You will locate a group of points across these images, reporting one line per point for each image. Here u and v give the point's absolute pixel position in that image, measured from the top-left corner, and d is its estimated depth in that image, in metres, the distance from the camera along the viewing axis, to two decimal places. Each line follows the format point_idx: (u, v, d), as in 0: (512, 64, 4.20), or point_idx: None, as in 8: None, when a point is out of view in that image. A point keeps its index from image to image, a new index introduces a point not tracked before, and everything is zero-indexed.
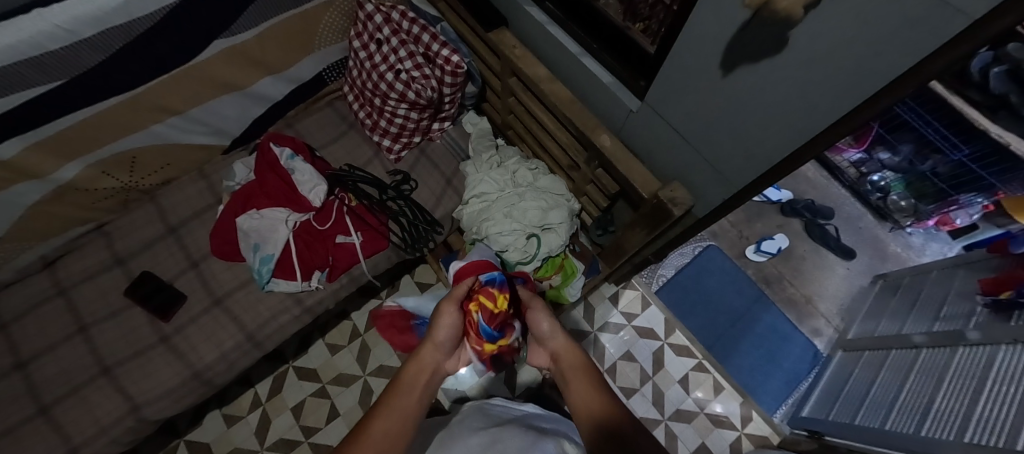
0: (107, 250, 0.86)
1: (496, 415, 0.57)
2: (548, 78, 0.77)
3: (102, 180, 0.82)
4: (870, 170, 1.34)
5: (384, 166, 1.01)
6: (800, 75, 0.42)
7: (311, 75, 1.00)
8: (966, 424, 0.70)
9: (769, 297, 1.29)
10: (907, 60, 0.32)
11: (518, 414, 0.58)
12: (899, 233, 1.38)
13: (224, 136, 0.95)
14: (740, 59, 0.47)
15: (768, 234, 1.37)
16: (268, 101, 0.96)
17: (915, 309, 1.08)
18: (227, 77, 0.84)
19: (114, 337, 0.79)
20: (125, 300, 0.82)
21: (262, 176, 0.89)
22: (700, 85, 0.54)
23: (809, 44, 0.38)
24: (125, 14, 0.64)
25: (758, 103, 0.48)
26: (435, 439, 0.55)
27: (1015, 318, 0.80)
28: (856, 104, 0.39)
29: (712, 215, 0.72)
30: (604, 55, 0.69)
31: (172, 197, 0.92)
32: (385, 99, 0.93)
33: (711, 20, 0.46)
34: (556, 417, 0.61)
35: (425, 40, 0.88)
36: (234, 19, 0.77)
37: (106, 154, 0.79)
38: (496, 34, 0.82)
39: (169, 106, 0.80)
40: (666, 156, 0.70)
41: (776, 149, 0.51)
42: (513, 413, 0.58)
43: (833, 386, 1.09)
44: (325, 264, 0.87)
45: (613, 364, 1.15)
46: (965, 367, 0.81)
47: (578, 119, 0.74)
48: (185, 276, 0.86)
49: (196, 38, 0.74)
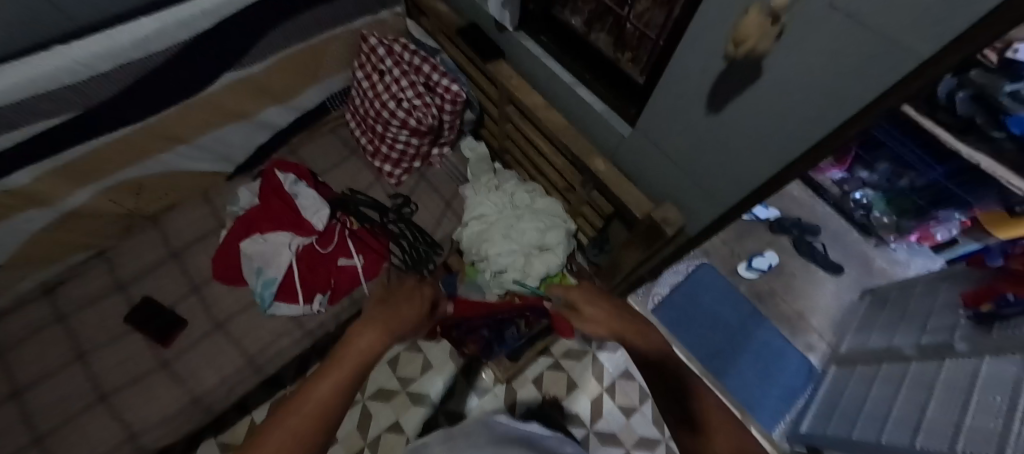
0: (107, 276, 0.87)
1: (501, 432, 0.57)
2: (543, 106, 0.82)
3: (107, 206, 0.83)
4: (852, 188, 1.41)
5: (385, 191, 1.02)
6: (776, 106, 0.45)
7: (315, 104, 1.03)
8: (956, 434, 0.72)
9: (763, 314, 1.32)
10: (870, 93, 0.36)
11: (522, 431, 0.59)
12: (884, 248, 1.43)
13: (228, 162, 0.97)
14: (723, 90, 0.50)
15: (759, 252, 1.41)
16: (272, 128, 0.99)
17: (903, 323, 1.11)
18: (233, 107, 0.87)
19: (112, 364, 0.79)
20: (125, 326, 0.82)
21: (266, 201, 0.91)
22: (686, 113, 0.58)
23: (781, 78, 0.42)
24: (141, 49, 0.67)
25: (740, 131, 0.52)
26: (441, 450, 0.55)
27: (997, 329, 0.83)
28: (828, 131, 0.43)
29: (703, 234, 0.75)
30: (596, 85, 0.73)
31: (175, 223, 0.94)
32: (387, 126, 0.97)
33: (695, 56, 0.51)
34: (562, 438, 0.61)
35: (426, 71, 0.94)
36: (244, 52, 0.81)
37: (115, 182, 0.81)
38: (493, 65, 0.86)
39: (178, 135, 0.83)
40: (657, 179, 0.73)
41: (760, 172, 0.54)
42: (516, 430, 0.59)
43: (829, 401, 1.11)
44: (327, 287, 0.88)
45: (611, 383, 1.13)
46: (952, 378, 0.84)
47: (573, 144, 0.77)
48: (186, 301, 0.86)
49: (207, 70, 0.77)
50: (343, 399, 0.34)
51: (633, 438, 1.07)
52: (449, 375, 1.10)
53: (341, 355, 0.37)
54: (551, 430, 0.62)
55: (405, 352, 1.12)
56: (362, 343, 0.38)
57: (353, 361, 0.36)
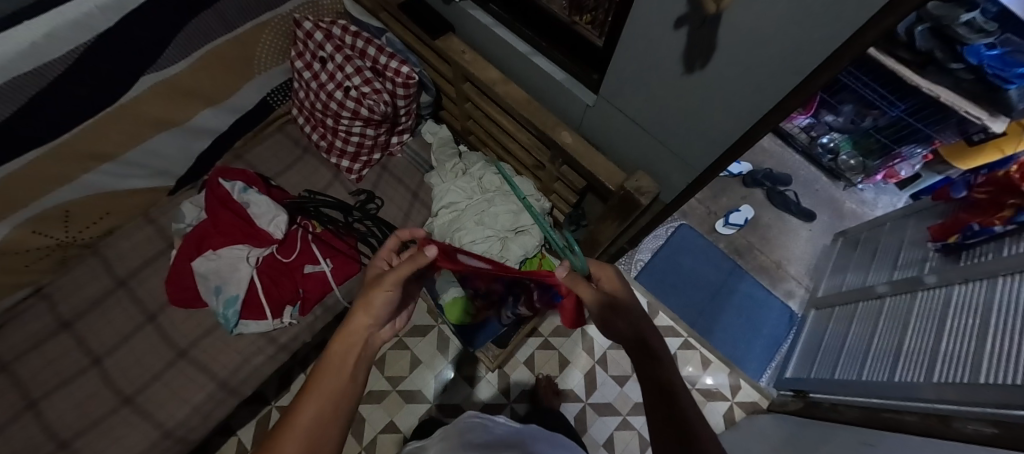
0: (49, 314, 0.79)
1: (498, 435, 0.56)
2: (502, 80, 0.76)
3: (34, 239, 0.75)
4: (819, 133, 1.43)
5: (346, 188, 0.97)
6: (743, 59, 0.42)
7: (255, 102, 0.95)
8: (933, 363, 0.74)
9: (743, 268, 1.34)
10: (841, 36, 0.33)
11: (519, 432, 0.58)
12: (852, 190, 1.48)
13: (166, 176, 0.89)
14: (685, 47, 0.47)
15: (734, 207, 1.42)
16: (211, 134, 0.90)
17: (875, 261, 1.14)
18: (161, 114, 0.79)
19: (68, 409, 0.73)
20: (77, 367, 0.76)
21: (213, 214, 0.84)
22: (649, 74, 0.55)
23: (744, 28, 0.39)
24: (32, 59, 0.57)
25: (707, 89, 0.49)
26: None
27: (964, 259, 0.85)
28: (799, 80, 0.40)
29: (678, 199, 0.73)
30: (554, 52, 0.68)
31: (117, 248, 0.86)
32: (338, 119, 0.90)
33: (650, 11, 0.47)
34: (557, 439, 0.60)
35: (371, 53, 0.86)
36: (159, 53, 0.72)
37: (34, 212, 0.72)
38: (443, 41, 0.79)
39: (99, 152, 0.74)
40: (626, 147, 0.70)
41: (731, 130, 0.52)
42: (512, 431, 0.58)
43: (811, 344, 1.14)
44: (296, 297, 0.83)
45: (603, 354, 1.13)
46: (925, 309, 0.87)
47: (536, 119, 0.73)
48: (142, 331, 0.80)
49: (118, 78, 0.68)
50: (322, 440, 0.31)
51: (629, 405, 1.08)
52: (439, 368, 1.08)
53: (305, 397, 0.34)
54: (547, 432, 0.61)
55: (392, 351, 1.09)
56: (330, 380, 0.36)
57: (321, 393, 0.34)
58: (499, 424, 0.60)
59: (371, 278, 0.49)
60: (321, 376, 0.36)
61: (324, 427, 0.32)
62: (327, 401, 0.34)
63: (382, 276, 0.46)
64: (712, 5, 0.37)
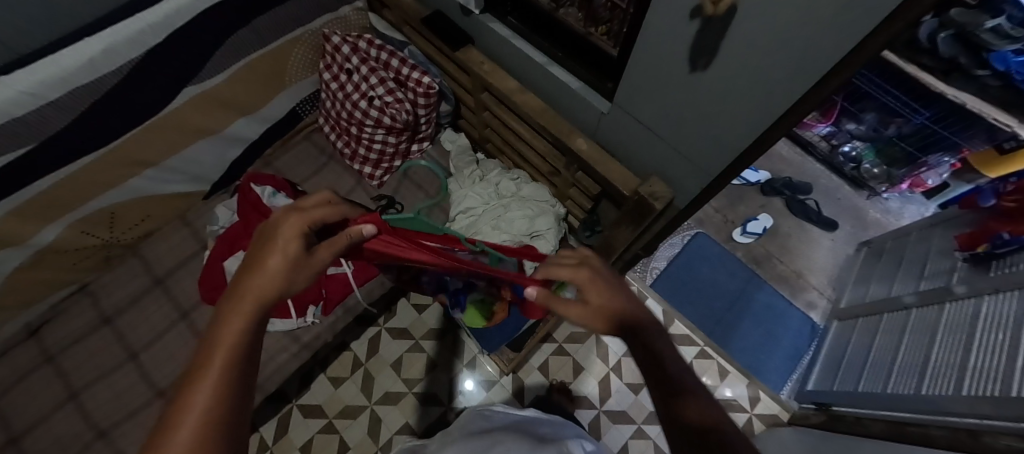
0: (92, 310, 0.85)
1: (500, 420, 0.58)
2: (519, 89, 0.79)
3: (83, 239, 0.81)
4: (840, 142, 1.40)
5: (368, 193, 1.01)
6: (756, 63, 0.43)
7: (284, 112, 1.00)
8: (962, 376, 0.72)
9: (762, 277, 1.32)
10: (851, 39, 0.34)
11: (521, 418, 0.60)
12: (876, 199, 1.44)
13: (203, 182, 0.95)
14: (698, 54, 0.48)
15: (752, 215, 1.41)
16: (244, 142, 0.96)
17: (900, 271, 1.11)
18: (200, 123, 0.84)
19: (107, 399, 0.77)
20: (116, 360, 0.81)
21: (246, 217, 0.89)
22: (662, 81, 0.56)
23: (757, 34, 0.40)
24: (88, 74, 0.63)
25: (720, 96, 0.50)
26: (436, 444, 0.56)
27: (995, 269, 0.82)
28: (810, 86, 0.41)
29: (692, 205, 0.74)
30: (570, 62, 0.70)
31: (156, 249, 0.91)
32: (362, 127, 0.94)
33: (665, 22, 0.48)
34: (557, 421, 0.62)
35: (394, 65, 0.90)
36: (201, 66, 0.77)
37: (84, 214, 0.77)
38: (463, 53, 0.83)
39: (144, 159, 0.80)
40: (640, 153, 0.71)
41: (744, 135, 0.53)
42: (514, 418, 0.60)
43: (833, 356, 1.11)
44: (320, 297, 0.86)
45: (618, 362, 1.12)
46: (954, 320, 0.84)
47: (553, 127, 0.75)
48: (175, 328, 0.85)
49: (164, 89, 0.74)
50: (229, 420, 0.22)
51: (644, 413, 1.07)
52: (454, 372, 1.10)
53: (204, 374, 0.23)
54: (551, 416, 0.62)
55: (408, 354, 1.11)
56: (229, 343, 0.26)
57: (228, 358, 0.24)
58: (499, 412, 0.61)
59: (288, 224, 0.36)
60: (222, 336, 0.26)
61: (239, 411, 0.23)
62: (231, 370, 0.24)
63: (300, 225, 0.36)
64: (714, 8, 0.39)
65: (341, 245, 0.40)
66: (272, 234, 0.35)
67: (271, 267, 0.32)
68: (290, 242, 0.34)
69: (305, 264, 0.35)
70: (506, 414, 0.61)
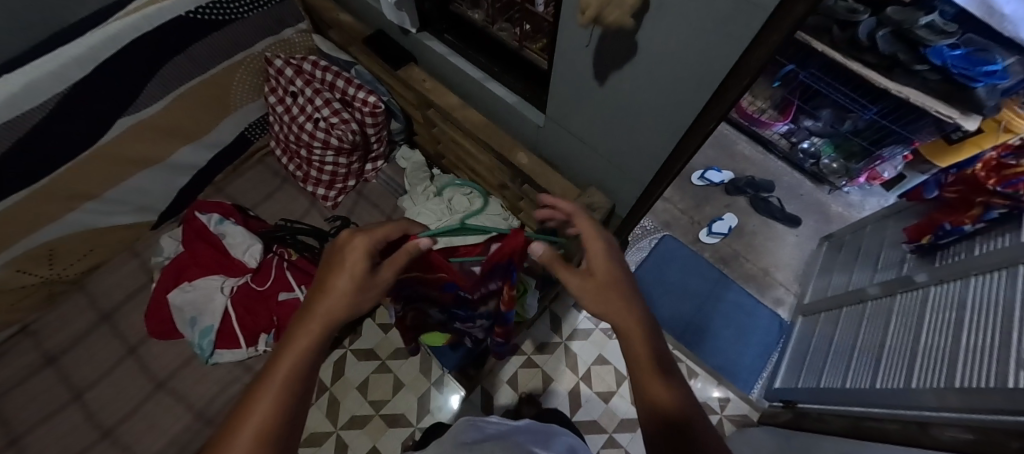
0: (34, 350, 0.81)
1: (490, 433, 0.55)
2: (461, 105, 0.79)
3: (18, 278, 0.77)
4: (800, 138, 1.43)
5: (323, 215, 1.00)
6: (660, 75, 0.44)
7: (232, 137, 0.99)
8: (911, 366, 0.73)
9: (729, 276, 1.33)
10: (737, 49, 0.34)
11: (512, 429, 0.57)
12: (837, 193, 1.47)
13: (150, 212, 0.93)
14: (611, 68, 0.49)
15: (717, 215, 1.42)
16: (192, 170, 0.94)
17: (858, 263, 1.13)
18: (139, 153, 0.82)
19: (46, 445, 0.74)
20: (57, 403, 0.77)
21: (192, 247, 0.87)
22: (585, 94, 0.56)
23: (655, 47, 0.41)
24: (10, 110, 0.60)
25: (636, 108, 0.51)
26: None
27: (939, 259, 0.84)
28: (712, 95, 0.41)
29: (634, 213, 0.74)
30: (505, 77, 0.70)
31: (103, 283, 0.89)
32: (311, 149, 0.93)
33: (576, 38, 0.49)
34: (551, 430, 0.59)
35: (340, 86, 0.90)
36: (136, 95, 0.76)
37: (19, 252, 0.75)
38: (404, 71, 0.83)
39: (81, 192, 0.78)
40: (579, 165, 0.72)
41: (664, 145, 0.53)
42: (504, 430, 0.57)
43: (799, 352, 1.12)
44: (270, 326, 0.85)
45: (587, 370, 1.12)
46: (904, 310, 0.85)
47: (493, 141, 0.75)
48: (123, 364, 0.82)
49: (97, 121, 0.72)
50: (286, 416, 0.28)
51: (615, 421, 1.06)
52: (422, 391, 1.08)
53: (266, 377, 0.30)
54: (550, 424, 0.60)
55: (374, 375, 1.09)
56: (293, 354, 0.32)
57: (286, 371, 0.30)
58: (495, 423, 0.59)
59: (350, 247, 0.42)
60: (286, 351, 0.32)
61: (294, 412, 0.29)
62: (289, 376, 0.30)
63: (360, 246, 0.42)
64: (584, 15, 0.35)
65: (402, 261, 0.46)
66: (340, 255, 0.42)
67: (336, 285, 0.39)
68: (358, 263, 0.41)
69: (370, 283, 0.41)
70: (498, 425, 0.59)
